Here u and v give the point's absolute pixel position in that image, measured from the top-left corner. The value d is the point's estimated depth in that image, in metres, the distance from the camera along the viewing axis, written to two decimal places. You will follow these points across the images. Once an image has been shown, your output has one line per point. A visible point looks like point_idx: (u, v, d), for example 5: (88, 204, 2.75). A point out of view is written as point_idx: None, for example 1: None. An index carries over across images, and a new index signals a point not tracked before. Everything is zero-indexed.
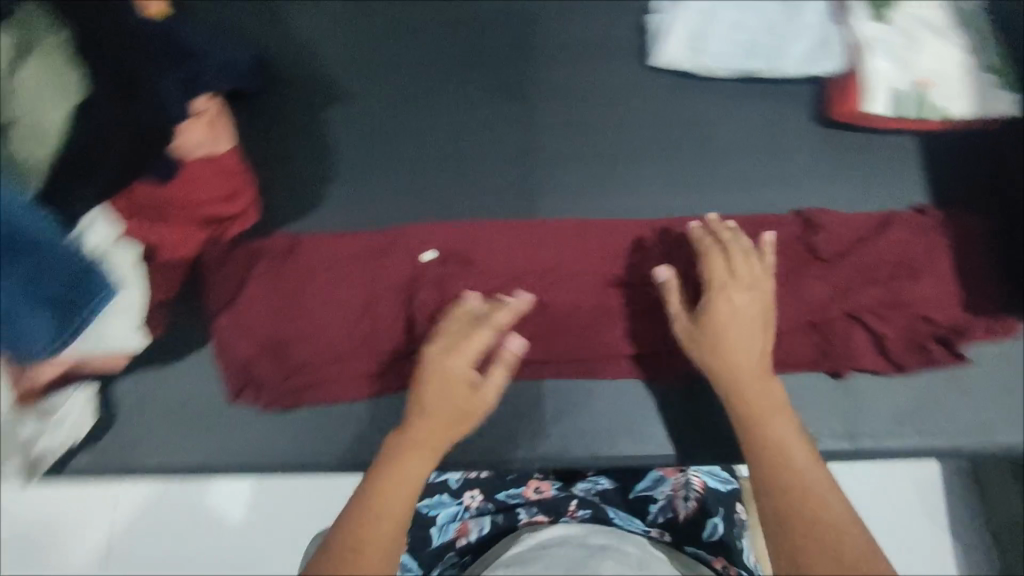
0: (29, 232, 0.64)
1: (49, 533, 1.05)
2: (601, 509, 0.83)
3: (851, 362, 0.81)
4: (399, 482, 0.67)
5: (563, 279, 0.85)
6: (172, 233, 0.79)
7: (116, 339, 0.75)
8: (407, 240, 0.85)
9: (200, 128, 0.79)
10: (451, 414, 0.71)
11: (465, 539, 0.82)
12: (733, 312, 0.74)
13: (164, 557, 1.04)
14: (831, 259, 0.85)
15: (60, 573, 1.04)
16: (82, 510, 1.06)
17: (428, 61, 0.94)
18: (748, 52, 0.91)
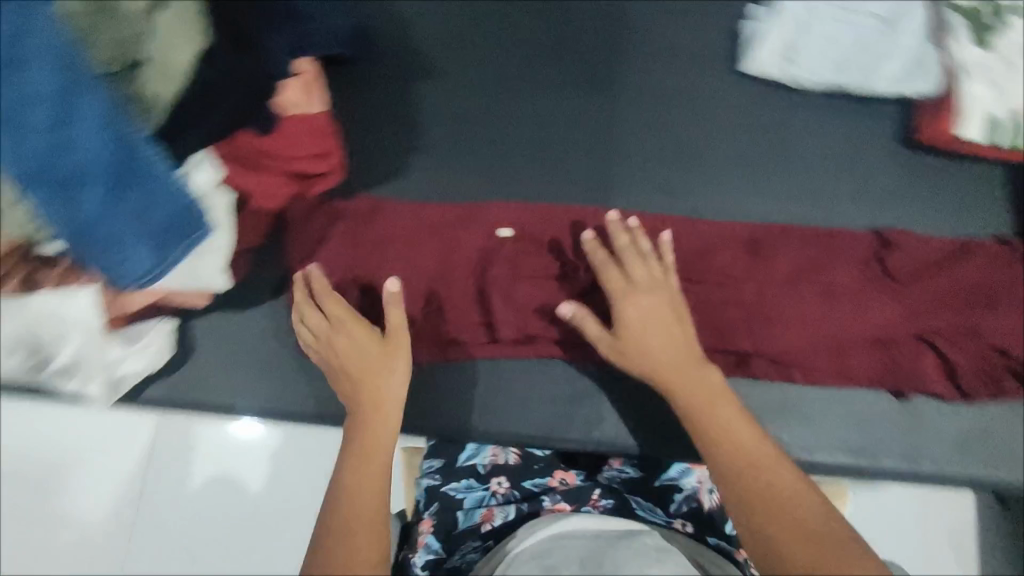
0: (146, 162, 0.67)
1: (95, 455, 1.14)
2: (624, 500, 0.83)
3: (917, 384, 0.81)
4: (369, 451, 0.72)
5: None
6: (267, 185, 0.83)
7: (203, 278, 0.78)
8: (487, 218, 0.89)
9: (296, 89, 0.81)
10: (397, 374, 0.78)
11: (490, 524, 0.81)
12: (637, 317, 0.79)
13: (202, 488, 1.13)
14: (905, 280, 0.84)
15: (105, 490, 1.13)
16: (125, 438, 1.14)
17: (518, 46, 0.95)
18: (841, 66, 0.90)
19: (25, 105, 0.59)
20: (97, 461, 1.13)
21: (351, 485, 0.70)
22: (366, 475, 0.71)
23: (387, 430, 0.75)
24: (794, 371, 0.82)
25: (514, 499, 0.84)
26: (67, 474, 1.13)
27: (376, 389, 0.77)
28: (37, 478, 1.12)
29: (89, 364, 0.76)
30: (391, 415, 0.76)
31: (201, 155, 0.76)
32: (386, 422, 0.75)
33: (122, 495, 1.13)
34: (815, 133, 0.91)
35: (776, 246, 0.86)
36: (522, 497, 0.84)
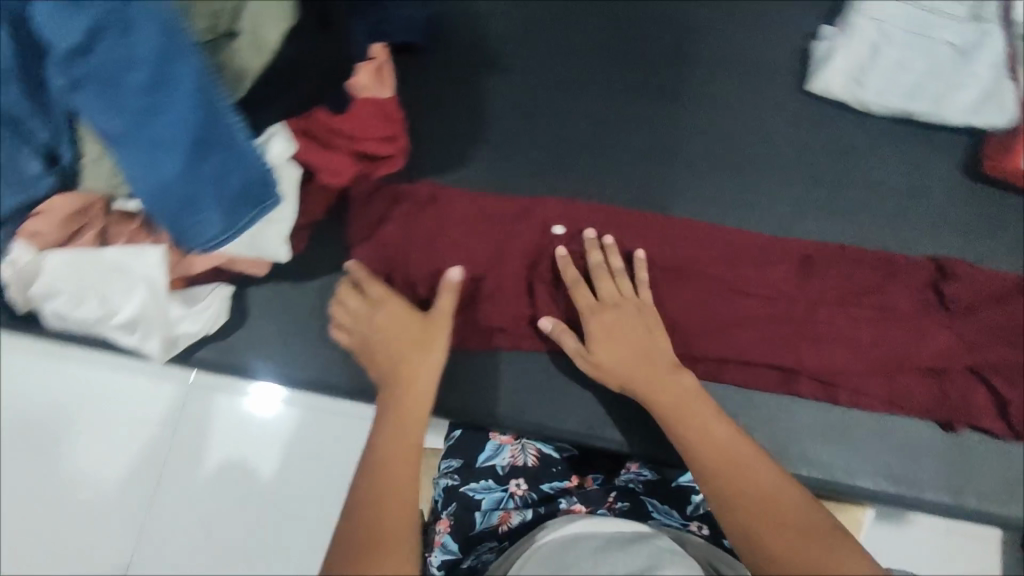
0: (227, 131, 0.69)
1: (126, 416, 1.14)
2: (640, 502, 0.81)
3: (967, 418, 0.80)
4: (399, 430, 0.72)
5: (686, 277, 0.86)
6: (335, 161, 0.84)
7: (266, 248, 0.80)
8: (542, 214, 0.89)
9: (369, 73, 0.83)
10: (433, 356, 0.78)
11: (507, 526, 0.80)
12: (603, 331, 0.79)
13: (229, 458, 1.13)
14: (961, 312, 0.83)
15: (133, 452, 1.13)
16: (155, 402, 1.14)
17: (586, 48, 0.97)
18: (911, 92, 0.90)
19: (126, 65, 0.63)
20: (124, 422, 1.14)
21: (383, 462, 0.70)
22: (398, 453, 0.70)
23: (418, 410, 0.74)
24: (839, 392, 0.82)
25: (531, 501, 0.83)
26: (95, 430, 1.14)
27: (411, 370, 0.77)
28: (69, 432, 1.14)
29: (152, 320, 0.79)
30: (423, 395, 0.76)
31: (277, 128, 0.79)
32: (419, 402, 0.75)
33: (149, 458, 1.13)
34: (878, 158, 0.91)
35: (831, 266, 0.86)
36: (539, 499, 0.82)
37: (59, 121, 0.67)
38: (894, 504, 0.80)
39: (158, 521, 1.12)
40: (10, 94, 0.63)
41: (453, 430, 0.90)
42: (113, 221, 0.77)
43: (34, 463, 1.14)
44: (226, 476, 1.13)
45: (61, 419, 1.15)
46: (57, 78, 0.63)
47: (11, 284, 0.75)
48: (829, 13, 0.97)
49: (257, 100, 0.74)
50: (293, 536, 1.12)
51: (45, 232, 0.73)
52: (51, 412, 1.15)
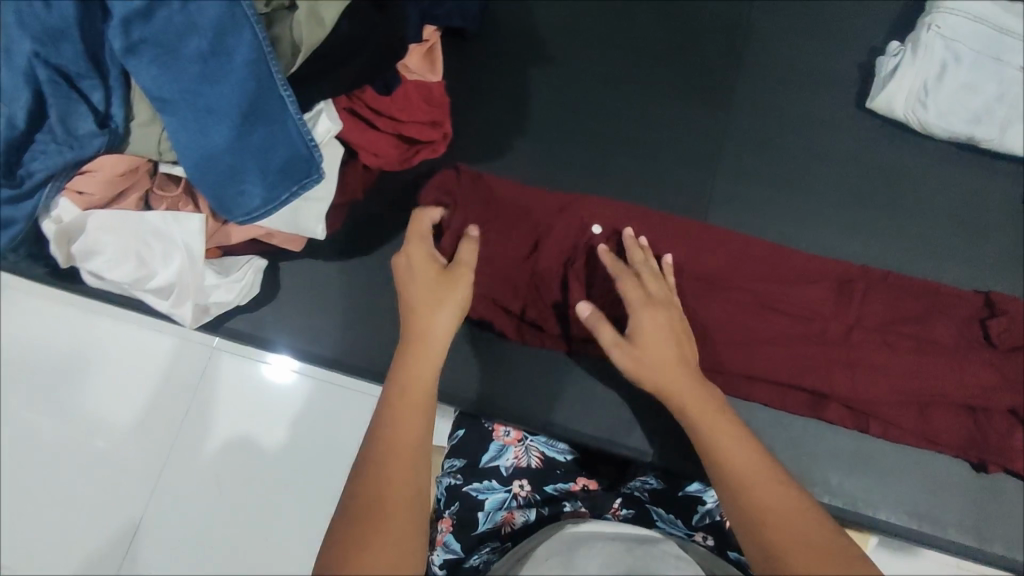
0: (275, 105, 0.71)
1: (149, 371, 1.16)
2: (646, 511, 0.75)
3: (1002, 461, 0.76)
4: (409, 380, 0.63)
5: (718, 289, 0.84)
6: (375, 141, 0.84)
7: (304, 225, 0.80)
8: (582, 211, 0.88)
9: (416, 57, 0.86)
10: (453, 307, 0.69)
11: (510, 526, 0.74)
12: (649, 325, 0.72)
13: (245, 425, 1.14)
14: (1006, 350, 0.80)
15: (152, 407, 1.15)
16: (177, 360, 1.16)
17: (637, 44, 0.94)
18: (979, 115, 0.86)
19: (187, 33, 0.66)
20: (149, 378, 1.16)
21: (392, 414, 0.61)
22: (409, 404, 0.61)
23: (434, 361, 0.66)
24: (869, 422, 0.79)
25: (535, 502, 0.77)
26: (122, 383, 1.16)
27: (425, 320, 0.68)
28: (96, 382, 1.17)
29: (187, 286, 0.79)
30: (440, 347, 0.67)
31: (325, 106, 0.78)
32: (433, 353, 0.66)
33: (165, 415, 1.15)
34: (935, 181, 0.88)
35: (872, 291, 0.83)
36: (543, 501, 0.77)
37: (115, 83, 0.68)
38: (913, 541, 0.77)
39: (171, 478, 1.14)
40: (66, 53, 0.64)
41: (455, 430, 0.86)
42: (158, 185, 0.78)
43: (60, 409, 1.16)
44: (242, 440, 1.14)
45: (88, 369, 1.17)
46: (115, 40, 0.65)
47: (55, 241, 0.75)
48: (898, 27, 0.93)
49: (310, 78, 0.74)
50: (300, 508, 1.12)
51: (95, 192, 0.73)
52: (81, 361, 1.17)
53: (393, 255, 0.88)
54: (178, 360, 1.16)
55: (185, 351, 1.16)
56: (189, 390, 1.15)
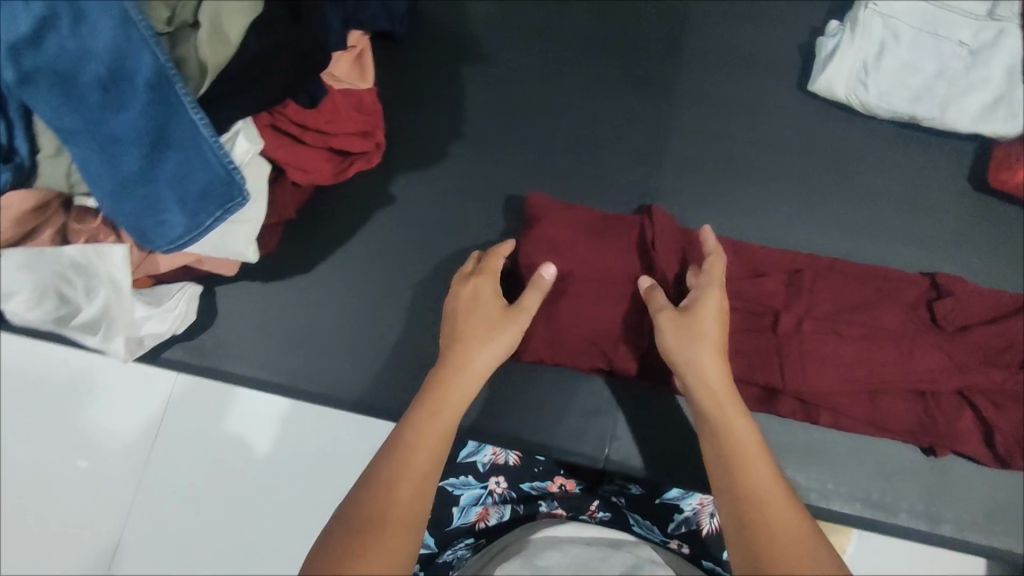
0: (184, 128, 0.67)
1: (88, 400, 1.05)
2: (622, 514, 0.78)
3: (952, 444, 0.76)
4: (439, 411, 0.62)
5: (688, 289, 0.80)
6: (305, 157, 0.81)
7: (233, 249, 0.76)
8: (549, 222, 0.82)
9: (345, 63, 0.83)
10: (495, 346, 0.68)
11: (484, 523, 0.77)
12: (712, 312, 0.68)
13: (194, 456, 1.04)
14: (952, 332, 0.79)
15: (94, 439, 1.05)
16: (120, 386, 1.06)
17: (574, 39, 0.92)
18: (919, 95, 0.85)
19: (81, 60, 0.63)
20: (87, 407, 1.05)
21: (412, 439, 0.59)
22: (431, 432, 0.60)
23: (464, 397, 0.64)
24: (819, 412, 0.78)
25: (511, 499, 0.80)
26: (76, 418, 1.05)
27: (469, 352, 0.67)
28: (28, 415, 1.06)
29: (113, 318, 0.77)
30: (475, 381, 0.66)
31: (242, 125, 0.74)
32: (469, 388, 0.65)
33: (110, 447, 1.04)
34: (881, 163, 0.87)
35: (820, 279, 0.81)
36: (519, 498, 0.80)
37: (13, 116, 0.65)
38: (866, 528, 0.78)
39: (140, 517, 1.03)
40: None
41: None
42: (72, 219, 0.74)
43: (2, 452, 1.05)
44: (213, 468, 1.03)
45: (18, 411, 1.06)
46: (6, 72, 0.61)
47: None
48: (837, 5, 0.92)
49: (222, 96, 0.71)
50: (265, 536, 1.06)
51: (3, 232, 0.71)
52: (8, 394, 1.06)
53: (332, 273, 0.87)
54: (140, 389, 1.05)
55: (137, 381, 1.06)
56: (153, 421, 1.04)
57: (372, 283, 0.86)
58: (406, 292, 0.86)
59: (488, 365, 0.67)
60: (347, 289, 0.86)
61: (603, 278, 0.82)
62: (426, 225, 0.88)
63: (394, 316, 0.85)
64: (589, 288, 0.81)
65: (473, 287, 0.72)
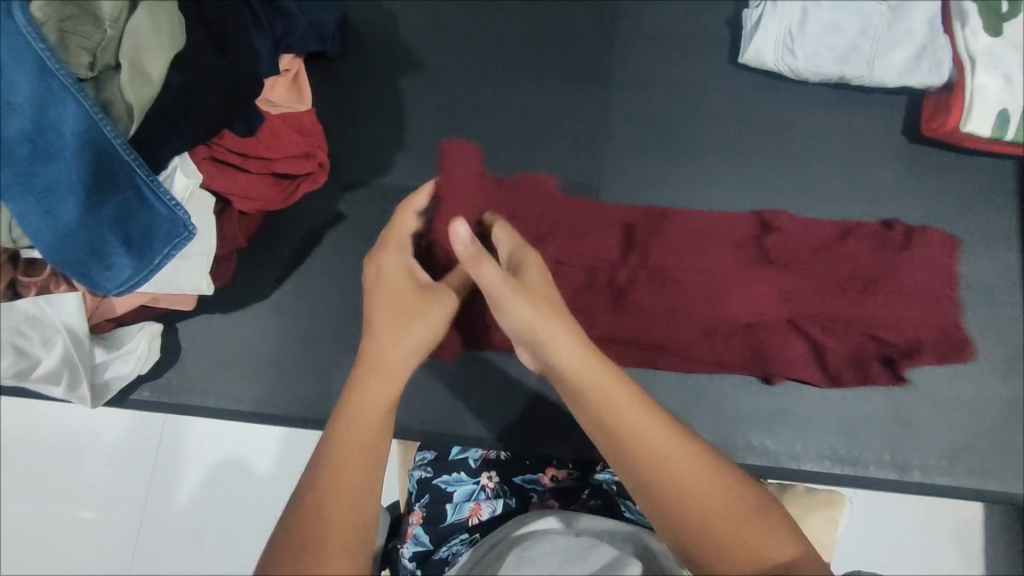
0: (122, 172, 0.69)
1: (72, 451, 1.06)
2: (613, 502, 0.74)
3: (786, 371, 0.79)
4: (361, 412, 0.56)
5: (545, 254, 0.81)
6: (247, 185, 0.82)
7: (185, 282, 0.77)
8: (456, 190, 0.78)
9: (281, 88, 0.85)
10: (413, 335, 0.63)
11: (477, 519, 0.75)
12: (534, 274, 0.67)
13: (182, 491, 1.04)
14: (784, 266, 0.80)
15: (81, 487, 1.05)
16: (103, 432, 1.06)
17: (506, 37, 0.93)
18: (846, 55, 0.86)
19: (6, 115, 0.64)
20: (71, 457, 1.06)
21: (338, 449, 0.54)
22: (355, 440, 0.54)
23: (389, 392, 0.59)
24: (659, 357, 0.81)
25: (503, 493, 0.78)
26: (73, 463, 1.05)
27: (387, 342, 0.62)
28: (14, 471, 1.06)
29: (75, 366, 0.76)
30: (396, 378, 0.60)
31: (179, 162, 0.74)
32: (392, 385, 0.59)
33: (97, 494, 1.05)
34: (819, 125, 0.88)
35: (655, 233, 0.82)
36: (510, 491, 0.78)
37: None
38: (837, 485, 0.79)
39: (147, 554, 1.03)
40: None
41: (422, 454, 0.84)
42: (21, 273, 0.73)
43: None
44: (213, 497, 1.03)
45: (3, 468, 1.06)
46: None
47: None
48: None
49: (155, 137, 0.71)
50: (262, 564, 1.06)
51: None
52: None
53: (291, 296, 0.87)
54: (131, 428, 1.06)
55: (118, 425, 1.06)
56: (149, 457, 1.05)
57: (332, 302, 0.87)
58: (366, 307, 0.87)
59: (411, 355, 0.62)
60: (308, 311, 0.87)
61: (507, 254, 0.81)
62: (377, 237, 0.88)
63: (357, 331, 0.86)
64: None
65: (377, 261, 0.68)
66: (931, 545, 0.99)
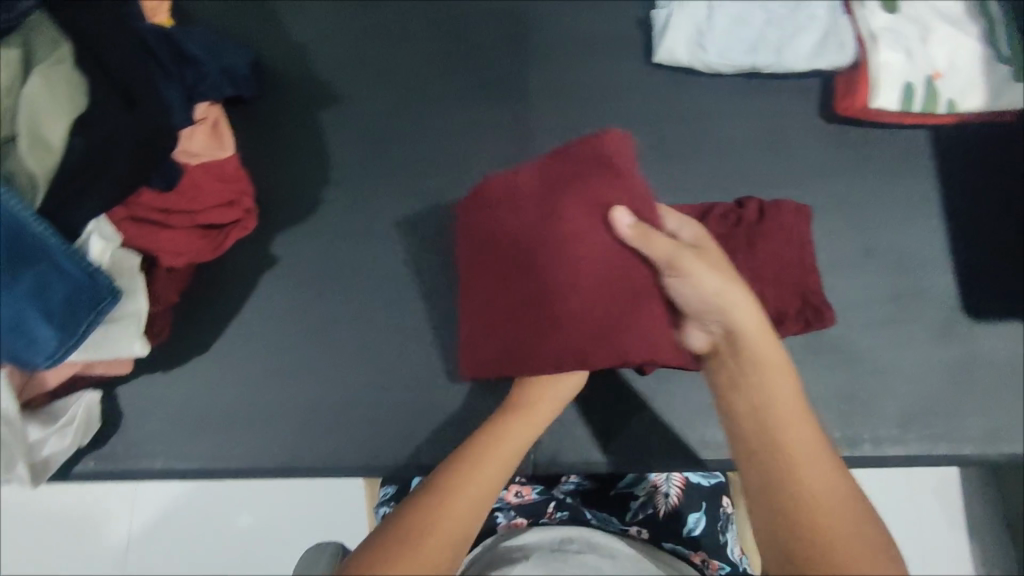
0: (37, 243, 0.67)
1: (44, 527, 1.08)
2: (579, 511, 0.79)
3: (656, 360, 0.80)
4: (477, 469, 0.63)
5: (575, 256, 0.68)
6: (174, 241, 0.80)
7: (120, 348, 0.75)
8: (566, 166, 0.70)
9: (200, 137, 0.81)
10: (530, 423, 0.70)
11: None
12: (752, 329, 0.63)
13: (153, 553, 1.06)
14: None
15: (54, 562, 1.07)
16: (71, 506, 1.08)
17: (422, 63, 0.93)
18: (753, 46, 0.88)
19: None
20: (43, 533, 1.07)
21: (445, 490, 0.60)
22: (459, 489, 0.61)
23: (499, 466, 0.65)
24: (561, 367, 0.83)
25: None
26: (49, 533, 1.07)
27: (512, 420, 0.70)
28: None
29: (9, 446, 0.72)
30: (514, 452, 0.67)
31: (95, 226, 0.73)
32: (509, 453, 0.66)
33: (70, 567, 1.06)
34: (735, 115, 0.90)
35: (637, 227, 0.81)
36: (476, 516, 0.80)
37: None
38: None
39: None
40: None
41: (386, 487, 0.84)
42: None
43: None
44: (184, 554, 1.06)
45: None
46: None
47: None
48: None
49: (67, 202, 0.69)
50: None
51: None
52: None
53: (232, 347, 0.86)
54: (98, 498, 1.08)
55: (86, 497, 1.08)
56: (117, 525, 1.07)
57: (274, 347, 0.86)
58: (309, 348, 0.86)
59: (523, 440, 0.68)
60: (250, 359, 0.86)
61: (587, 262, 0.68)
62: (313, 276, 0.88)
63: (301, 374, 0.85)
64: (601, 282, 0.68)
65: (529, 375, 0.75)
66: (895, 515, 1.01)
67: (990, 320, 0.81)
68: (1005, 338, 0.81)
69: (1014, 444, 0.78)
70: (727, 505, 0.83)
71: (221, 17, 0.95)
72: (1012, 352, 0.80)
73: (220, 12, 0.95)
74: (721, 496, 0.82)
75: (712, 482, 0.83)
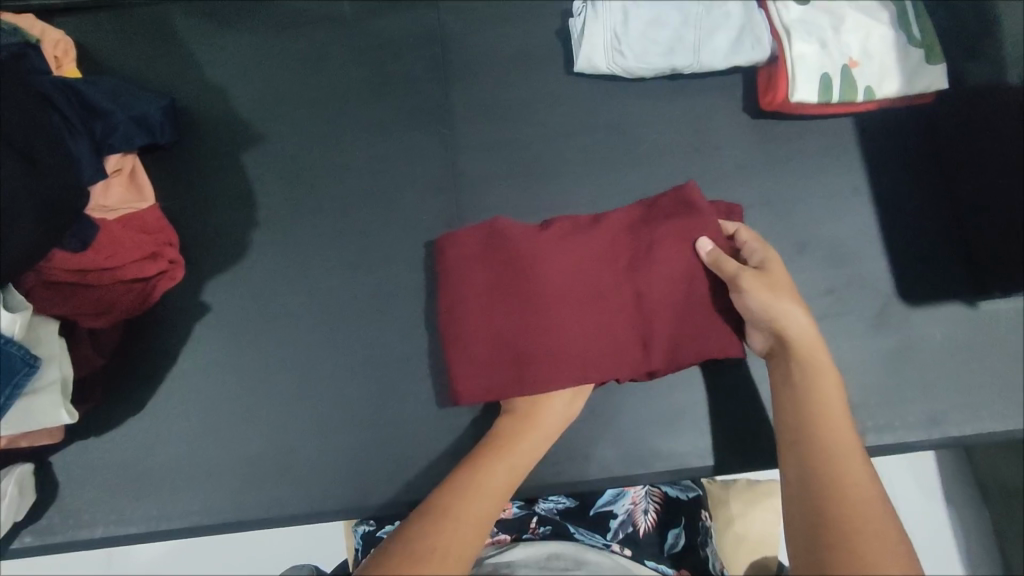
0: None
1: None
2: (562, 526, 0.79)
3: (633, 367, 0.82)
4: (483, 485, 0.63)
5: (658, 278, 0.76)
6: (95, 299, 0.78)
7: (44, 419, 0.72)
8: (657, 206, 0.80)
9: (117, 189, 0.81)
10: (539, 437, 0.71)
11: None
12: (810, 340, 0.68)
13: None
14: None
15: None
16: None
17: (343, 92, 0.92)
18: (671, 47, 0.88)
19: None
20: None
21: (455, 503, 0.60)
22: (465, 504, 0.60)
23: (503, 481, 0.65)
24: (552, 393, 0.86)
25: None
26: None
27: (518, 434, 0.71)
28: None
29: None
30: (517, 471, 0.67)
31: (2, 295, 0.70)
32: (512, 471, 0.67)
33: None
34: (661, 119, 0.89)
35: None
36: None
37: None
38: (740, 471, 0.81)
39: None
40: None
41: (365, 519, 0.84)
42: None
43: None
44: None
45: None
46: None
47: None
48: None
49: None
50: None
51: None
52: None
53: (168, 403, 0.84)
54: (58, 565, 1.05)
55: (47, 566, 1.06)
56: None
57: (211, 399, 0.84)
58: (249, 396, 0.84)
59: (529, 458, 0.69)
60: (187, 413, 0.83)
61: (672, 282, 0.76)
62: (247, 322, 0.86)
63: (241, 423, 0.83)
64: (677, 300, 0.77)
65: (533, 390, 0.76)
66: None
67: (927, 304, 0.81)
68: (942, 321, 0.80)
69: (960, 427, 0.77)
70: (704, 518, 0.83)
71: (133, 62, 0.92)
72: (950, 335, 0.80)
73: (132, 57, 0.92)
74: (697, 510, 0.82)
75: (688, 496, 0.83)
